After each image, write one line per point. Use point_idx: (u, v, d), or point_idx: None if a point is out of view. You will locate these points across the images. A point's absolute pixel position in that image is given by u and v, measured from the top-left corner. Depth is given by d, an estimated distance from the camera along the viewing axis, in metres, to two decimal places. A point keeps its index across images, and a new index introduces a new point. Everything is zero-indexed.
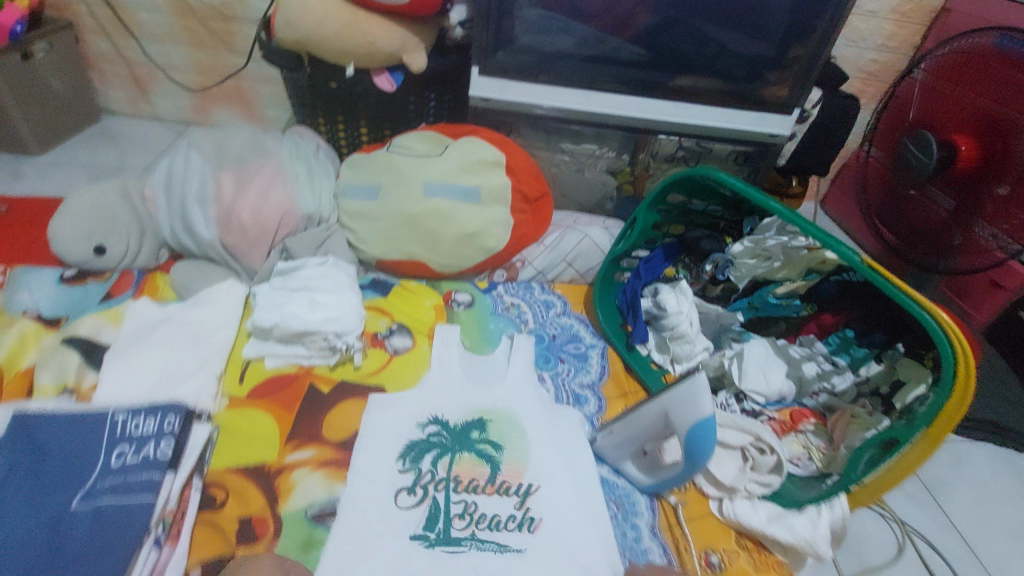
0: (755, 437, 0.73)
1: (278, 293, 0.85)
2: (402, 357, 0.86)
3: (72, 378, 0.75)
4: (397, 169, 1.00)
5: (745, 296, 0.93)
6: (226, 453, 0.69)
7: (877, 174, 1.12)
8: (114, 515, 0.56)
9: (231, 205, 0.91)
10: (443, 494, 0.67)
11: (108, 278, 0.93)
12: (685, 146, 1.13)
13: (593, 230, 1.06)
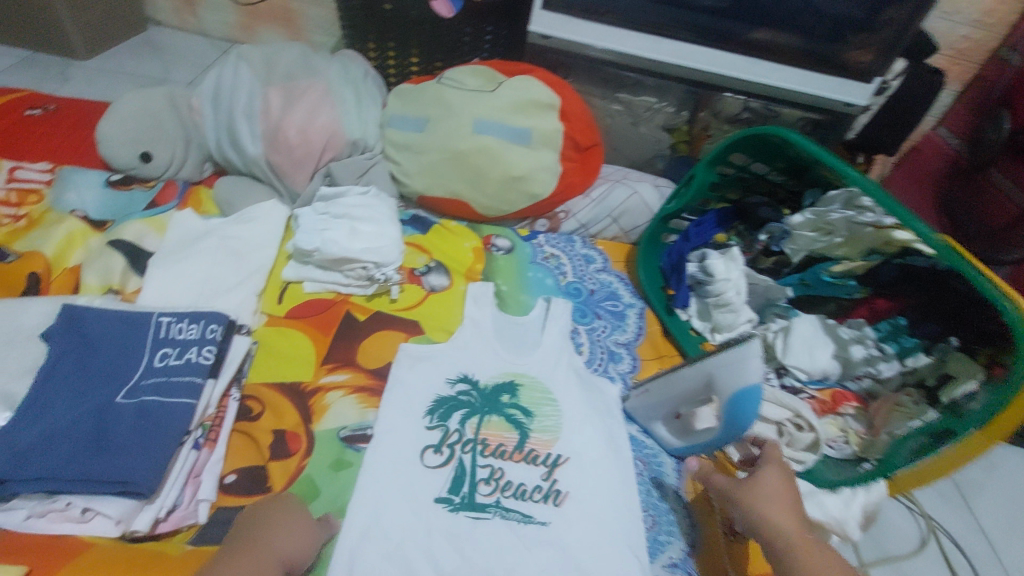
0: (795, 413, 0.71)
1: (320, 218, 0.83)
2: (440, 294, 0.85)
3: (117, 280, 0.76)
4: (449, 102, 0.95)
5: (797, 272, 0.88)
6: (263, 368, 0.70)
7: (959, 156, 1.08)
8: (158, 410, 0.55)
9: (278, 122, 0.89)
10: (469, 456, 0.67)
11: (153, 186, 0.92)
12: (752, 107, 1.06)
13: (643, 187, 1.01)
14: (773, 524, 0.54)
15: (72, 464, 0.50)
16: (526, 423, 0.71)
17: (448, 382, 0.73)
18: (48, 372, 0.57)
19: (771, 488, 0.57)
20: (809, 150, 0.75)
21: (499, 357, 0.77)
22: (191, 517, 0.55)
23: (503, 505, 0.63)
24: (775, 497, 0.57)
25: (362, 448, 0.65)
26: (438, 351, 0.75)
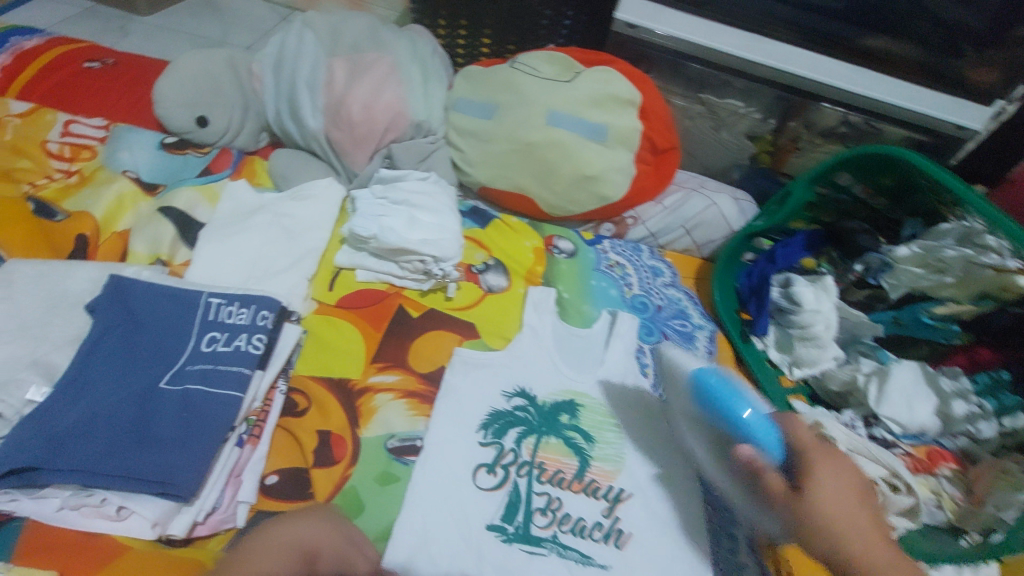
0: (891, 471, 0.64)
1: (378, 203, 0.77)
2: (498, 296, 0.79)
3: (166, 250, 0.72)
4: (520, 90, 0.88)
5: (892, 309, 0.79)
6: (311, 360, 0.66)
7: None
8: (202, 402, 0.50)
9: (342, 97, 0.83)
10: (525, 481, 0.62)
11: (207, 152, 0.88)
12: (851, 121, 0.95)
13: (722, 199, 0.93)
14: (843, 531, 0.51)
15: (109, 457, 0.46)
16: (585, 449, 0.65)
17: (503, 395, 0.67)
18: (91, 345, 0.53)
19: (826, 497, 0.53)
20: (937, 173, 0.68)
21: (558, 374, 0.70)
22: (229, 521, 0.51)
23: (561, 540, 0.59)
24: (841, 494, 0.53)
25: (411, 461, 0.60)
26: (495, 360, 0.69)
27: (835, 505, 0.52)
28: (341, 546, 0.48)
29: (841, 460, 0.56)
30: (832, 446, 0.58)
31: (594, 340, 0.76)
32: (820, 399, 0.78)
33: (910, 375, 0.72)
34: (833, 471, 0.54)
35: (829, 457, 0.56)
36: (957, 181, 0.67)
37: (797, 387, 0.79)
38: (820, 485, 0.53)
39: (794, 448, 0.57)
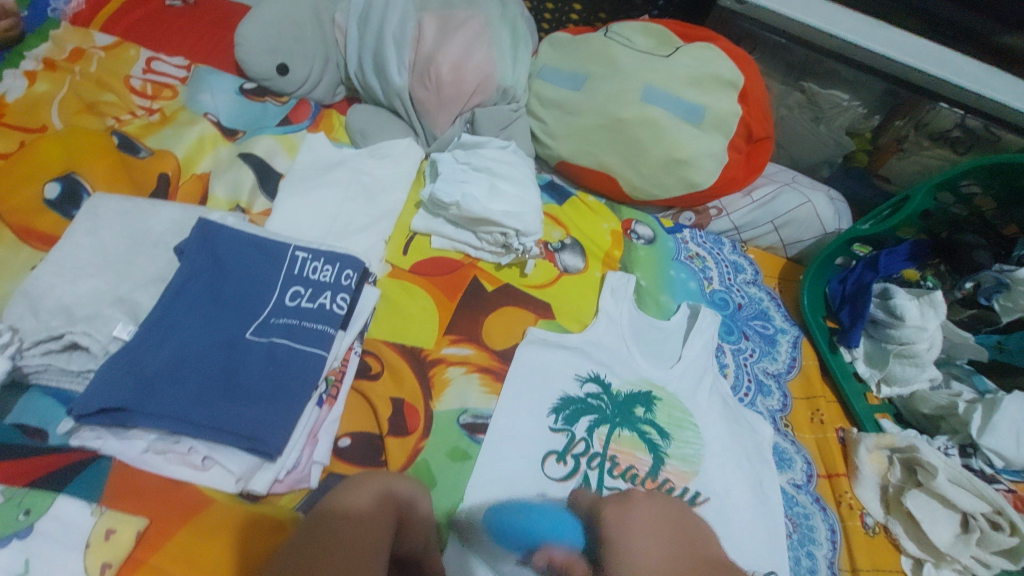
0: (995, 508, 0.59)
1: (460, 168, 0.74)
2: (573, 278, 0.76)
3: (245, 198, 0.71)
4: (615, 61, 0.83)
5: (997, 334, 0.74)
6: (386, 323, 0.64)
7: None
8: (290, 358, 0.49)
9: (431, 54, 0.79)
10: (596, 473, 0.58)
11: (286, 102, 0.85)
12: (968, 125, 0.86)
13: (817, 197, 0.88)
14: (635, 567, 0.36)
15: (200, 405, 0.45)
16: (661, 446, 0.61)
17: (576, 379, 0.64)
18: (178, 288, 0.51)
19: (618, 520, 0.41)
20: None
21: (635, 365, 0.67)
22: (305, 481, 0.50)
23: None
24: (628, 533, 0.39)
25: (483, 439, 0.58)
26: (572, 343, 0.66)
27: (636, 551, 0.37)
28: (398, 489, 0.41)
29: (645, 506, 0.41)
30: (640, 492, 0.43)
31: (671, 333, 0.72)
32: (908, 421, 0.73)
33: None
34: (625, 511, 0.41)
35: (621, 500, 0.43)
36: None
37: (882, 405, 0.73)
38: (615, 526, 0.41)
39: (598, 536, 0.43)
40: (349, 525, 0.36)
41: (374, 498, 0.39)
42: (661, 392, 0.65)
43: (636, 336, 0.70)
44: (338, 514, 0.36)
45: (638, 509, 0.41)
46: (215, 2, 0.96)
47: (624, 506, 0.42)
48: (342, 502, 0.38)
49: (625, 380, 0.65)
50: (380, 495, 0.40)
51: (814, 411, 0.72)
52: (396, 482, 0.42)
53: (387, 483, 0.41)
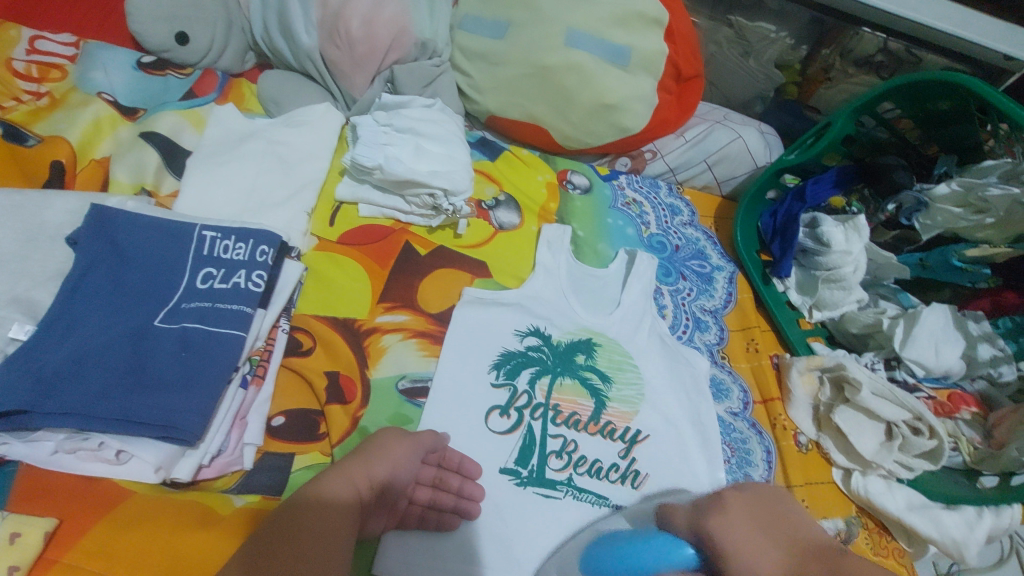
0: (915, 415, 0.63)
1: (381, 129, 0.70)
2: (509, 234, 0.75)
3: (150, 179, 0.67)
4: (535, 5, 0.79)
5: (918, 252, 0.77)
6: (313, 298, 0.62)
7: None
8: (203, 342, 0.48)
9: (339, 9, 0.74)
10: (539, 424, 0.59)
11: (190, 74, 0.79)
12: (889, 48, 0.87)
13: (747, 132, 0.88)
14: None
15: (106, 399, 0.43)
16: (602, 390, 0.62)
17: (516, 334, 0.64)
18: (76, 281, 0.48)
19: (738, 522, 0.44)
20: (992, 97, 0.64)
21: (574, 315, 0.67)
22: (237, 463, 0.49)
23: (575, 483, 0.57)
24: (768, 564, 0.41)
25: (423, 403, 0.57)
26: (509, 299, 0.66)
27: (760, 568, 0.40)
28: (383, 468, 0.47)
29: (736, 503, 0.46)
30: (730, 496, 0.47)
31: (610, 281, 0.72)
32: (838, 341, 0.76)
33: (941, 319, 0.69)
34: (726, 519, 0.44)
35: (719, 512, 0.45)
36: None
37: (815, 329, 0.76)
38: (747, 563, 0.41)
39: (701, 544, 0.44)
40: (324, 516, 0.41)
41: (355, 487, 0.44)
42: (601, 338, 0.66)
43: (574, 287, 0.71)
44: (310, 504, 0.42)
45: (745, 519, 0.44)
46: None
47: (725, 514, 0.45)
48: (320, 491, 0.43)
49: (564, 331, 0.66)
50: (358, 480, 0.45)
51: (749, 342, 0.74)
52: (382, 464, 0.47)
53: (370, 461, 0.46)
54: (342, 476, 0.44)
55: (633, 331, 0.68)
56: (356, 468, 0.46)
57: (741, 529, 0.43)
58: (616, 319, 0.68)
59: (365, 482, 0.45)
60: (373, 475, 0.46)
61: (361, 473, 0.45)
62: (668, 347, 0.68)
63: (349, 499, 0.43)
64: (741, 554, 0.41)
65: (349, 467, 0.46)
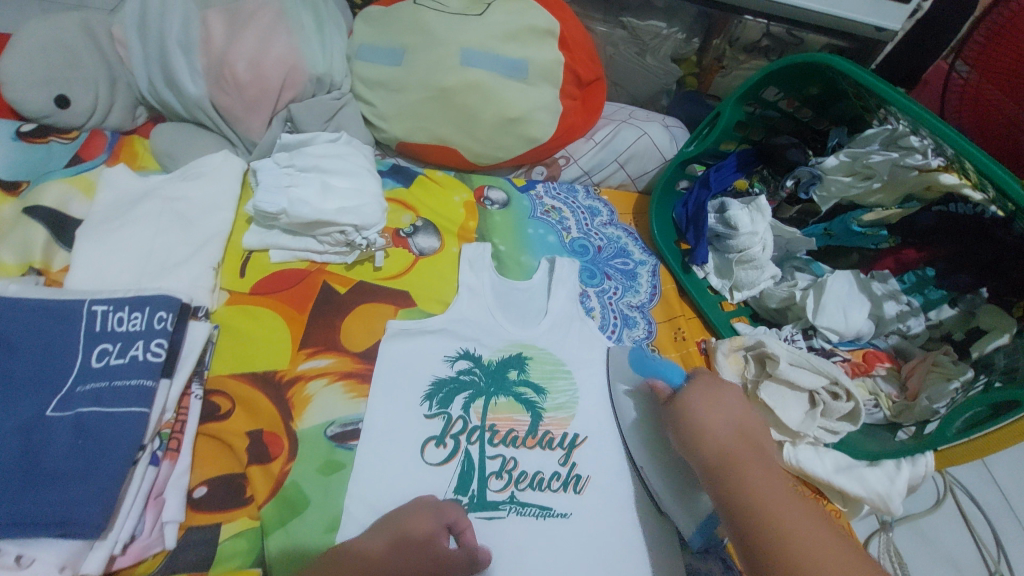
0: (832, 380, 0.66)
1: (283, 172, 0.68)
2: (429, 259, 0.75)
3: (39, 256, 0.63)
4: (427, 30, 0.79)
5: (823, 222, 0.81)
6: (229, 355, 0.60)
7: (956, 94, 0.84)
8: (98, 425, 0.47)
9: (223, 54, 0.72)
10: (477, 447, 0.59)
11: (76, 137, 0.75)
12: (773, 33, 0.92)
13: (653, 127, 0.91)
14: (742, 483, 0.48)
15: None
16: (537, 402, 0.63)
17: (445, 361, 0.63)
18: None
19: (725, 402, 0.57)
20: (848, 71, 0.67)
21: (503, 332, 0.67)
22: (157, 545, 0.49)
23: (518, 499, 0.57)
24: (723, 423, 0.54)
25: (355, 445, 0.57)
26: (435, 325, 0.65)
27: (747, 476, 0.49)
28: (424, 527, 0.50)
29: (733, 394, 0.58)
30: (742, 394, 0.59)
31: (535, 291, 0.73)
32: (762, 317, 0.80)
33: (844, 284, 0.74)
34: (716, 393, 0.58)
35: (710, 385, 0.59)
36: (874, 78, 0.67)
37: (738, 309, 0.80)
38: (701, 409, 0.55)
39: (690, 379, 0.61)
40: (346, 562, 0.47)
41: (388, 542, 0.49)
42: (531, 350, 0.67)
43: (502, 302, 0.71)
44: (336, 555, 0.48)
45: (736, 428, 0.54)
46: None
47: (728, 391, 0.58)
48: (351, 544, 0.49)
49: (494, 349, 0.66)
50: (390, 533, 0.49)
51: (676, 331, 0.77)
52: (426, 523, 0.51)
53: (412, 519, 0.51)
54: (377, 533, 0.50)
55: (562, 340, 0.68)
56: (390, 522, 0.51)
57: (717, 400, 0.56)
58: (545, 329, 0.68)
59: (398, 530, 0.50)
60: (418, 534, 0.50)
61: (399, 528, 0.50)
62: (599, 349, 0.69)
63: (379, 550, 0.48)
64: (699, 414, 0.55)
65: (393, 520, 0.51)
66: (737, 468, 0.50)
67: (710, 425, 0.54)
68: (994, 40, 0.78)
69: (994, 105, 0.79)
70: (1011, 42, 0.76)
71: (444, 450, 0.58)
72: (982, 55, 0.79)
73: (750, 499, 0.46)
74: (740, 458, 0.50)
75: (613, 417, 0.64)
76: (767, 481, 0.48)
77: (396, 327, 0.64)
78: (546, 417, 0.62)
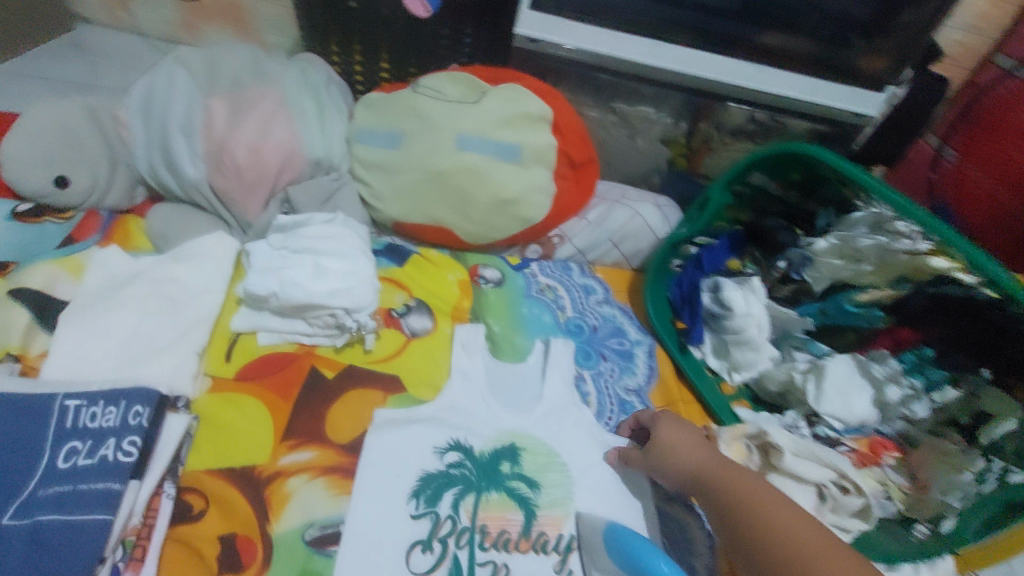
0: (839, 473, 0.63)
1: (275, 254, 0.68)
2: (422, 341, 0.73)
3: (16, 341, 0.60)
4: (424, 117, 0.82)
5: (817, 301, 0.80)
6: (206, 450, 0.57)
7: (944, 176, 0.97)
8: (57, 537, 0.46)
9: (224, 140, 0.74)
10: (466, 552, 0.55)
11: (71, 217, 0.75)
12: (757, 119, 0.95)
13: (644, 207, 0.93)
14: (744, 518, 0.51)
15: None
16: (531, 498, 0.60)
17: (435, 452, 0.60)
18: None
19: (673, 436, 0.59)
20: (829, 161, 0.70)
21: (495, 420, 0.65)
22: None
23: None
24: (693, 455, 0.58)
25: (335, 551, 0.53)
26: (424, 414, 0.63)
27: (730, 481, 0.54)
28: None
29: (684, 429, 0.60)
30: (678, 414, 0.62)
31: (528, 375, 0.71)
32: (764, 400, 0.78)
33: (845, 369, 0.73)
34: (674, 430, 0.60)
35: (670, 424, 0.61)
36: (849, 165, 0.69)
37: (739, 392, 0.79)
38: (670, 445, 0.59)
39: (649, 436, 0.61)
40: None
41: None
42: (526, 440, 0.64)
43: (494, 387, 0.69)
44: None
45: (701, 449, 0.58)
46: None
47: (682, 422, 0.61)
48: None
49: (486, 439, 0.63)
50: None
51: None
52: None
53: None
54: None
55: (556, 430, 0.65)
56: None
57: (680, 428, 0.60)
58: (539, 416, 0.66)
59: None
60: None
61: None
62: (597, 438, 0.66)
63: None
64: (664, 448, 0.59)
65: None
66: (751, 513, 0.51)
67: (680, 459, 0.58)
68: (981, 126, 0.92)
69: (978, 184, 0.91)
70: (999, 131, 0.89)
71: (430, 555, 0.54)
72: (968, 144, 0.94)
73: (772, 547, 0.48)
74: (753, 526, 0.50)
75: (610, 513, 0.61)
76: (786, 517, 0.49)
77: (382, 417, 0.62)
78: (540, 516, 0.59)
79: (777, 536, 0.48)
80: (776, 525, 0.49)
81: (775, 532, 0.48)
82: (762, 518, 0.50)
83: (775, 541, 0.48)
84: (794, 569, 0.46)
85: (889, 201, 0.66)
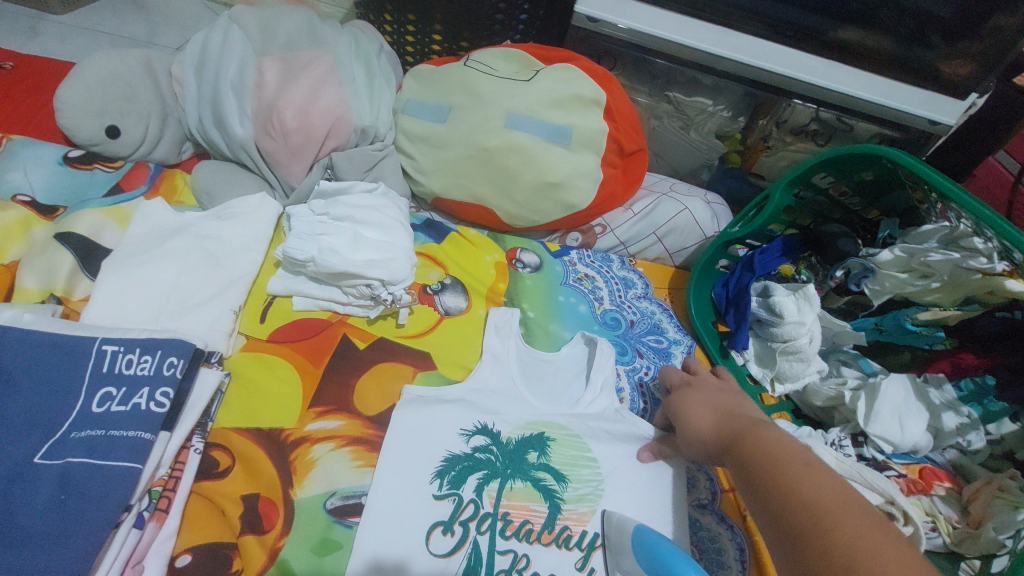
0: (886, 498, 0.59)
1: (316, 219, 0.66)
2: (455, 320, 0.71)
3: (61, 284, 0.61)
4: (475, 93, 0.80)
5: (873, 316, 0.76)
6: (235, 409, 0.57)
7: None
8: (85, 479, 0.45)
9: (273, 99, 0.73)
10: (486, 538, 0.54)
11: (120, 166, 0.75)
12: (822, 118, 0.89)
13: (694, 202, 0.89)
14: (763, 472, 0.48)
15: None
16: (557, 491, 0.58)
17: (461, 435, 0.59)
18: None
19: (695, 413, 0.60)
20: (905, 163, 0.65)
21: (525, 408, 0.63)
22: None
23: None
24: (715, 425, 0.57)
25: (355, 524, 0.52)
26: (454, 395, 0.61)
27: (754, 441, 0.52)
28: None
29: (705, 405, 0.60)
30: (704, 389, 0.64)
31: (562, 364, 0.69)
32: (806, 413, 0.75)
33: (899, 389, 0.68)
34: (696, 405, 0.60)
35: (690, 398, 0.62)
36: (927, 169, 0.64)
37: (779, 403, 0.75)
38: (691, 416, 0.59)
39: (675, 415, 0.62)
40: None
41: None
42: (555, 431, 0.61)
43: (526, 373, 0.67)
44: None
45: (723, 419, 0.57)
46: (35, 62, 0.84)
47: (706, 398, 0.61)
48: None
49: (514, 427, 0.61)
50: None
51: None
52: None
53: None
54: None
55: (587, 424, 0.63)
56: None
57: (707, 403, 0.60)
58: (570, 408, 0.64)
59: None
60: None
61: None
62: (629, 436, 0.64)
63: None
64: (687, 417, 0.60)
65: None
66: (771, 467, 0.48)
67: (701, 429, 0.58)
68: None
69: None
70: None
71: (449, 539, 0.53)
72: None
73: (788, 496, 0.44)
74: (769, 479, 0.47)
75: (637, 513, 0.59)
76: (811, 475, 0.45)
77: (411, 394, 0.60)
78: (565, 510, 0.57)
79: (792, 488, 0.45)
80: (794, 477, 0.45)
81: (792, 484, 0.45)
82: (781, 472, 0.47)
83: (790, 490, 0.45)
84: (798, 521, 0.42)
85: (964, 205, 0.60)
